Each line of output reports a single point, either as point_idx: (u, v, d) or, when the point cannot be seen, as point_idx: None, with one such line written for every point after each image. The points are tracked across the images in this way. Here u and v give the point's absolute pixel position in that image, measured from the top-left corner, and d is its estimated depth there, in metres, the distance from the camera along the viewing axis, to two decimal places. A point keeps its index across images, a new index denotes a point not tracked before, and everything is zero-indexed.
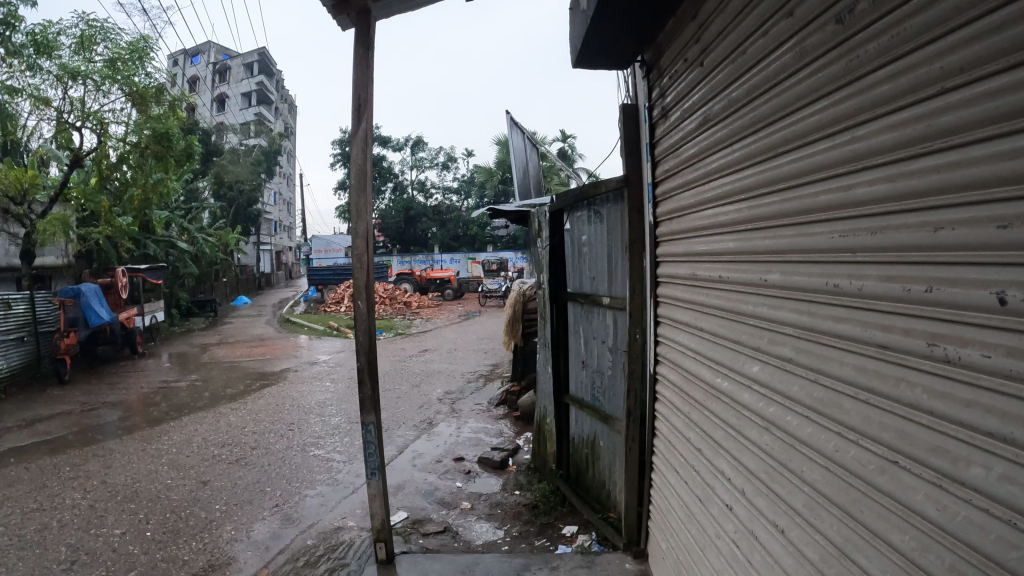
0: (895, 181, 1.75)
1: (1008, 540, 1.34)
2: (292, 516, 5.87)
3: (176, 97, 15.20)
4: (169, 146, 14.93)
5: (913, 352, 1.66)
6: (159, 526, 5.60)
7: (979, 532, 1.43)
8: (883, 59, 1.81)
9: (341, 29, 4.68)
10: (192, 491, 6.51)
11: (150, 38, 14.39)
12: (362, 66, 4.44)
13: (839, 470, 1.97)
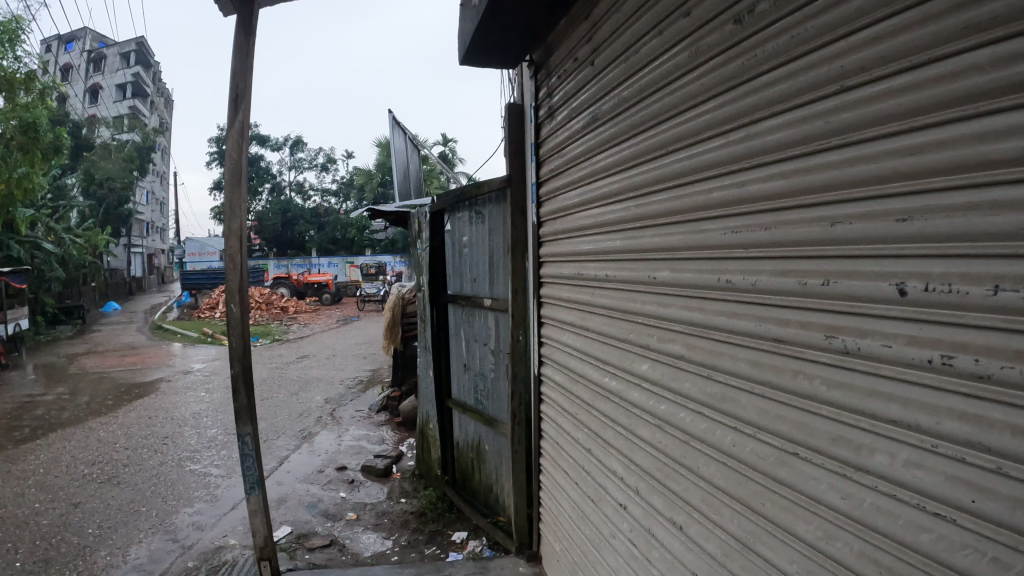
0: (790, 176, 1.75)
1: (919, 524, 1.35)
2: (169, 536, 5.43)
3: (48, 84, 14.02)
4: (37, 138, 13.71)
5: (812, 344, 1.66)
6: (27, 556, 5.04)
7: (886, 518, 1.43)
8: (780, 59, 1.82)
9: (223, 14, 4.36)
10: (61, 514, 5.90)
11: (24, 19, 13.21)
12: (242, 54, 4.14)
13: (737, 464, 1.95)
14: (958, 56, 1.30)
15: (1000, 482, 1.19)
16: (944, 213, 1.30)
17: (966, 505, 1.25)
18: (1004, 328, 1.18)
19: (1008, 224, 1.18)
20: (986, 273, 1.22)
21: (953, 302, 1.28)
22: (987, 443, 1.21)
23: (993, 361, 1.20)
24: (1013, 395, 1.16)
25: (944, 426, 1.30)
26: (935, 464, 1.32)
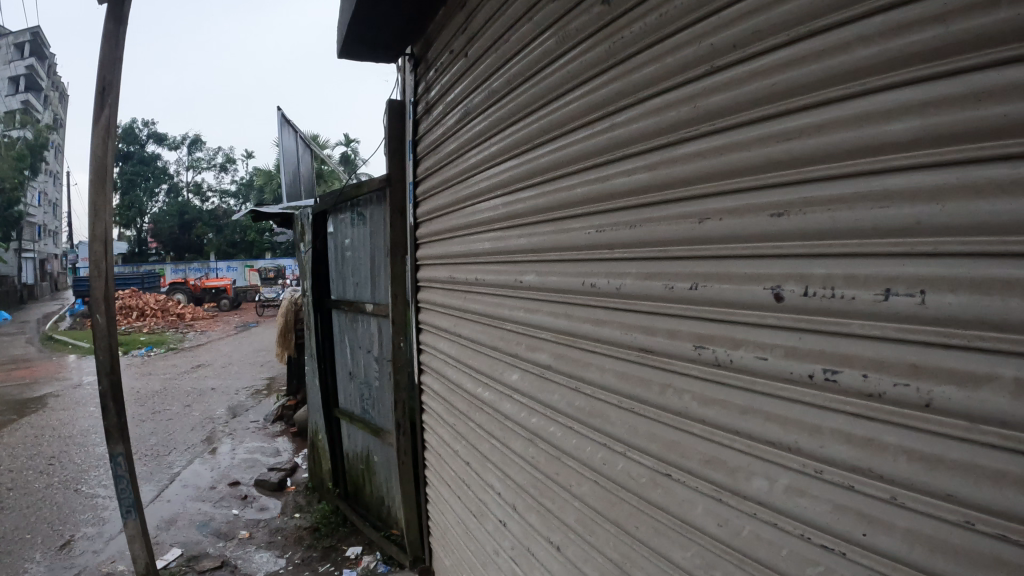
0: (655, 169, 1.62)
1: (805, 557, 1.24)
2: (52, 564, 4.89)
3: None
4: None
5: (680, 356, 1.53)
6: None
7: (767, 548, 1.31)
8: (648, 41, 1.68)
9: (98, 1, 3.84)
10: None
11: None
12: (110, 43, 3.64)
13: (608, 483, 1.81)
14: (838, 29, 1.19)
15: (895, 513, 1.09)
16: (824, 206, 1.20)
17: (856, 538, 1.15)
18: (897, 339, 1.08)
19: (896, 218, 1.07)
20: (873, 273, 1.11)
21: (836, 308, 1.17)
22: (879, 469, 1.11)
23: (884, 378, 1.10)
24: (910, 414, 1.07)
25: (829, 449, 1.19)
26: (820, 491, 1.21)
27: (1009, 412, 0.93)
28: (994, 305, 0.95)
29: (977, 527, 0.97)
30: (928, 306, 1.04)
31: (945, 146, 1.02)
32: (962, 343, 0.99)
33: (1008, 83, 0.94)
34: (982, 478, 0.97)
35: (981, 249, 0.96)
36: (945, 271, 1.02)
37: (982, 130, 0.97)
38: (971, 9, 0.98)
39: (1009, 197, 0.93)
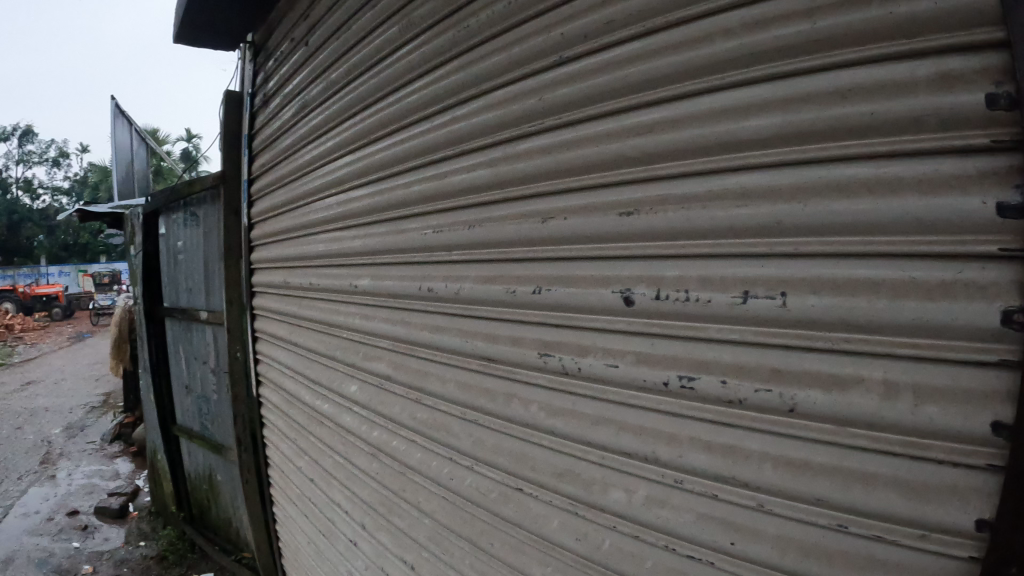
0: (498, 164, 1.48)
1: (669, 569, 1.14)
2: None
3: None
4: None
5: (523, 364, 1.39)
6: None
7: (631, 562, 1.20)
8: (494, 28, 1.53)
9: None
10: None
11: None
12: None
13: (458, 498, 1.58)
14: (698, 22, 1.12)
15: (764, 521, 1.03)
16: (678, 205, 1.12)
17: (724, 547, 1.07)
18: (757, 343, 1.02)
19: (758, 218, 1.02)
20: (730, 274, 1.05)
21: (689, 312, 1.10)
22: (743, 478, 1.04)
23: (744, 383, 1.04)
24: (774, 419, 1.01)
25: (688, 459, 1.11)
26: (682, 501, 1.13)
27: (878, 415, 0.91)
28: (861, 306, 0.91)
29: (849, 530, 0.94)
30: (790, 309, 0.98)
31: (806, 143, 0.98)
32: (828, 346, 0.95)
33: (875, 82, 0.91)
34: (853, 481, 0.93)
35: (846, 249, 0.93)
36: (807, 272, 0.97)
37: (847, 130, 0.94)
38: (837, 7, 0.94)
39: (874, 197, 0.90)
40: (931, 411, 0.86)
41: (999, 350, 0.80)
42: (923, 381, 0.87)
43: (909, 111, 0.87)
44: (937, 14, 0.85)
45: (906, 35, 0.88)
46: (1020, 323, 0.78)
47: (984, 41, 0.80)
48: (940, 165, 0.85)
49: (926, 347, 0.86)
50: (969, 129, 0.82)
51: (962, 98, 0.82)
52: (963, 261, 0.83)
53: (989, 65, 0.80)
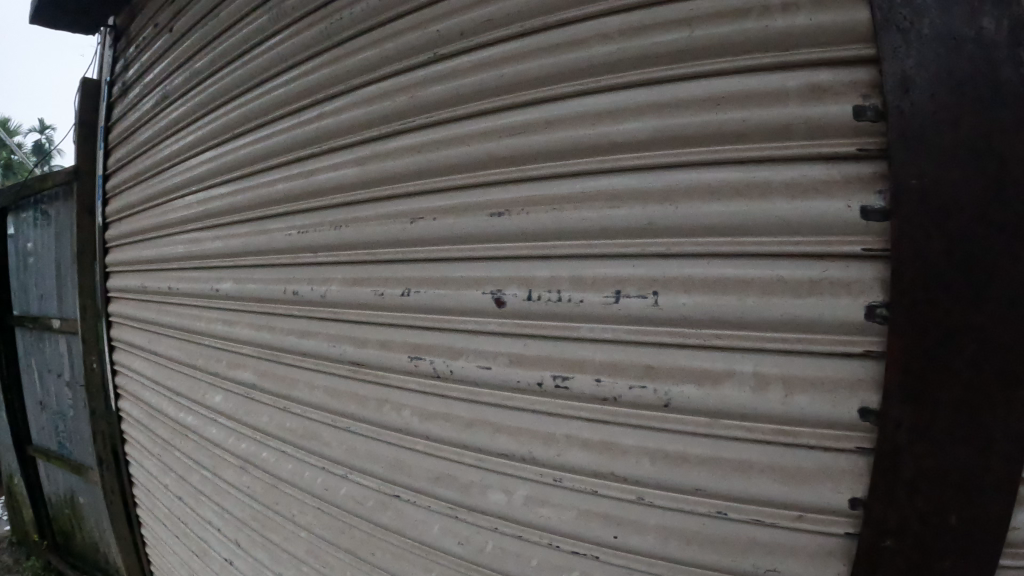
0: (365, 163, 1.39)
1: (555, 566, 1.12)
2: None
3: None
4: None
5: (393, 368, 1.32)
6: None
7: (516, 562, 1.16)
8: (365, 23, 1.43)
9: None
10: None
11: None
12: None
13: (333, 510, 1.48)
14: (578, 25, 1.10)
15: (645, 513, 1.04)
16: (551, 206, 1.11)
17: (607, 541, 1.07)
18: (630, 341, 1.03)
19: (631, 219, 1.03)
20: (603, 276, 1.05)
21: (562, 312, 1.09)
22: (622, 472, 1.04)
23: (619, 381, 1.04)
24: (650, 416, 1.02)
25: (567, 457, 1.09)
26: (562, 498, 1.11)
27: (750, 405, 0.94)
28: (731, 303, 0.95)
29: (728, 515, 0.97)
30: (661, 308, 1.00)
31: (676, 148, 1.01)
32: (700, 342, 0.97)
33: (745, 90, 0.96)
34: (730, 470, 0.97)
35: (717, 251, 0.96)
36: (676, 272, 0.99)
37: (719, 134, 0.98)
38: (713, 17, 0.98)
39: (744, 201, 0.94)
40: (802, 400, 0.91)
41: (865, 342, 0.87)
42: (793, 372, 0.92)
43: (779, 118, 0.93)
44: (809, 31, 0.91)
45: (779, 49, 0.94)
46: (880, 316, 0.85)
47: (854, 55, 0.88)
48: (806, 170, 0.91)
49: (795, 340, 0.91)
50: (835, 137, 0.90)
51: (831, 108, 0.89)
52: (827, 261, 0.90)
53: (856, 77, 0.88)
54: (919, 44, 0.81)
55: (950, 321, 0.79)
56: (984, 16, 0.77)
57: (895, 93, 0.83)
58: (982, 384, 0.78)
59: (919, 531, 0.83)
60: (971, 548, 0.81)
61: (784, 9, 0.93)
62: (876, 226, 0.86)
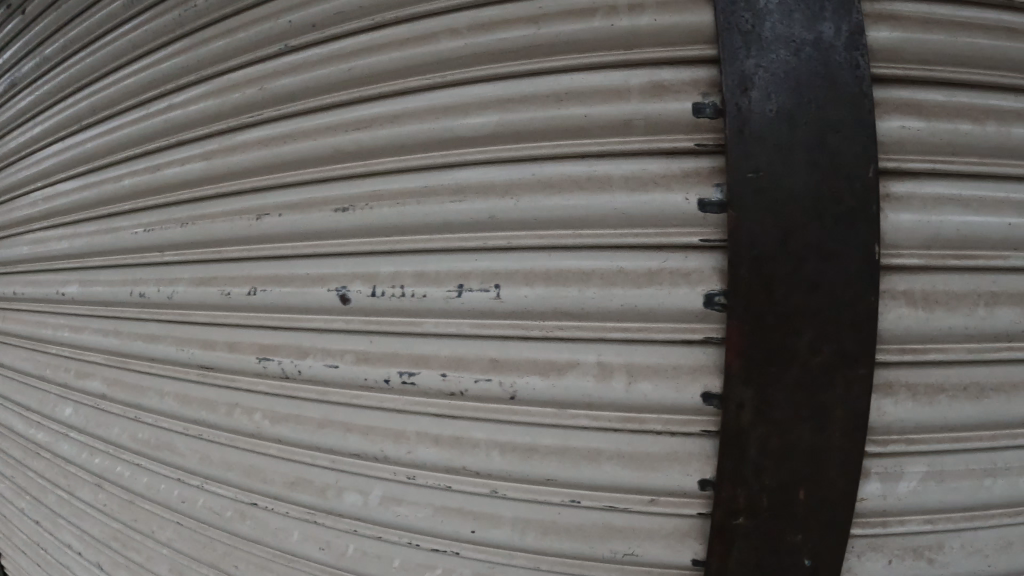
0: (211, 158, 1.33)
1: (418, 564, 1.19)
2: None
3: None
4: None
5: (242, 370, 1.28)
6: None
7: (377, 563, 1.22)
8: (218, 13, 1.37)
9: None
10: None
11: None
12: None
13: (192, 522, 1.46)
14: (429, 21, 1.13)
15: (499, 505, 1.11)
16: (394, 201, 1.10)
17: (466, 535, 1.13)
18: (474, 335, 1.04)
19: (471, 211, 1.04)
20: (447, 270, 1.05)
21: (405, 308, 1.09)
22: (474, 466, 1.08)
23: (465, 375, 1.05)
24: (495, 408, 1.05)
25: (418, 454, 1.12)
26: (418, 496, 1.16)
27: (594, 395, 1.00)
28: (573, 295, 0.99)
29: (582, 503, 1.05)
30: (503, 300, 1.02)
31: (522, 142, 1.04)
32: (542, 334, 1.01)
33: (588, 87, 1.02)
34: (579, 459, 1.04)
35: (557, 242, 1.00)
36: (517, 266, 1.02)
37: (561, 130, 1.02)
38: (559, 15, 1.05)
39: (586, 192, 0.99)
40: (645, 388, 0.99)
41: (705, 330, 0.97)
42: (636, 361, 0.99)
43: (622, 114, 1.00)
44: (655, 29, 1.02)
45: (626, 46, 1.03)
46: (718, 304, 0.96)
47: (696, 56, 1.00)
48: (647, 164, 0.99)
49: (636, 329, 0.98)
50: (675, 133, 1.00)
51: (672, 105, 1.00)
52: (667, 251, 0.98)
53: (698, 78, 1.00)
54: (759, 50, 0.96)
55: (792, 288, 0.95)
56: (817, 28, 0.97)
57: (734, 91, 0.96)
58: (822, 338, 0.96)
59: (775, 471, 0.99)
60: (818, 475, 1.00)
61: (630, 11, 1.03)
62: (713, 217, 0.97)
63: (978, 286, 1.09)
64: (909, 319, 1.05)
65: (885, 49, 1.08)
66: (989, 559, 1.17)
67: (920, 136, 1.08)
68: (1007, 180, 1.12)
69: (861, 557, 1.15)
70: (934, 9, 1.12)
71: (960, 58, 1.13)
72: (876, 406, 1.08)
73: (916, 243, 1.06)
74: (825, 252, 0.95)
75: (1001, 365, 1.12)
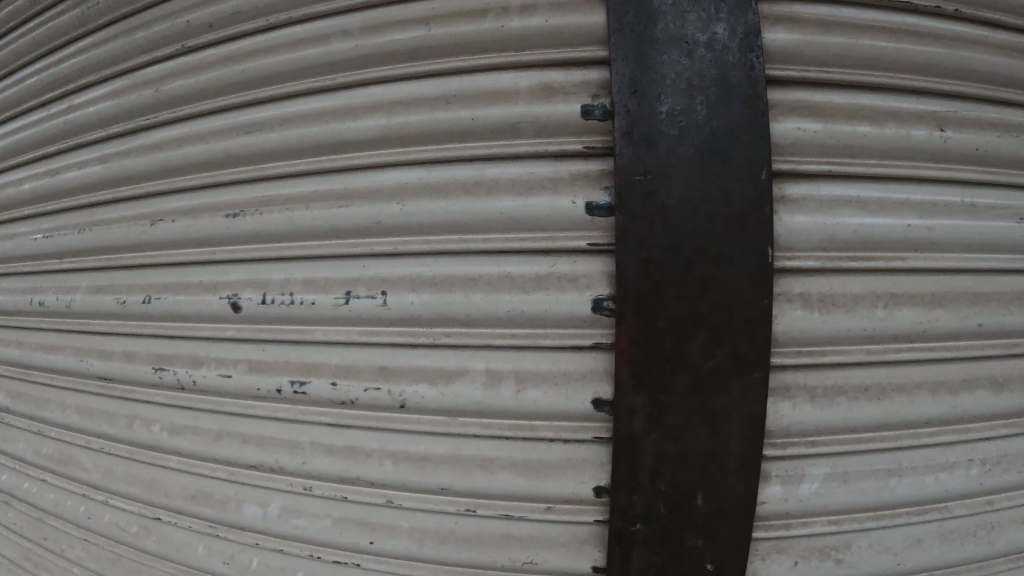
0: (107, 161, 1.30)
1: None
2: None
3: None
4: None
5: (140, 382, 1.25)
6: None
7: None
8: (117, 13, 1.33)
9: None
10: None
11: None
12: None
13: (97, 538, 1.40)
14: (321, 22, 1.10)
15: (397, 515, 1.09)
16: (283, 206, 1.09)
17: (364, 547, 1.11)
18: (363, 342, 1.04)
19: (357, 217, 1.03)
20: (333, 277, 1.05)
21: (296, 316, 1.08)
22: (368, 476, 1.07)
23: (353, 384, 1.05)
24: (385, 417, 1.04)
25: (313, 464, 1.10)
26: (317, 507, 1.14)
27: (484, 403, 0.99)
28: (458, 301, 0.99)
29: (478, 512, 1.04)
30: (390, 308, 1.01)
31: (410, 146, 1.03)
32: (429, 341, 1.01)
33: (475, 89, 1.01)
34: (472, 468, 1.03)
35: (442, 248, 0.99)
36: (405, 271, 1.01)
37: (448, 134, 1.02)
38: (449, 17, 1.03)
39: (472, 197, 0.98)
40: (534, 395, 0.98)
41: (593, 335, 0.97)
42: (524, 368, 0.98)
43: (509, 116, 0.99)
44: (545, 30, 1.00)
45: (517, 48, 1.02)
46: (605, 308, 0.95)
47: (587, 57, 0.99)
48: (534, 167, 0.98)
49: (523, 336, 0.98)
50: (564, 135, 0.98)
51: (561, 106, 0.98)
52: (554, 256, 0.97)
53: (588, 80, 0.99)
54: (649, 50, 0.95)
55: (682, 292, 0.93)
56: (711, 29, 0.96)
57: (623, 93, 0.95)
58: (714, 341, 0.94)
59: (671, 478, 0.98)
60: (717, 480, 0.99)
61: (520, 11, 1.01)
62: (601, 221, 0.96)
63: (877, 287, 1.06)
64: (805, 323, 1.02)
65: (781, 51, 1.05)
66: (898, 558, 1.15)
67: (816, 137, 1.04)
68: (907, 180, 1.10)
69: (766, 560, 1.10)
70: (834, 10, 1.09)
71: (863, 61, 1.09)
72: (773, 409, 1.04)
73: (811, 245, 1.03)
74: (715, 256, 0.93)
75: (902, 366, 1.10)
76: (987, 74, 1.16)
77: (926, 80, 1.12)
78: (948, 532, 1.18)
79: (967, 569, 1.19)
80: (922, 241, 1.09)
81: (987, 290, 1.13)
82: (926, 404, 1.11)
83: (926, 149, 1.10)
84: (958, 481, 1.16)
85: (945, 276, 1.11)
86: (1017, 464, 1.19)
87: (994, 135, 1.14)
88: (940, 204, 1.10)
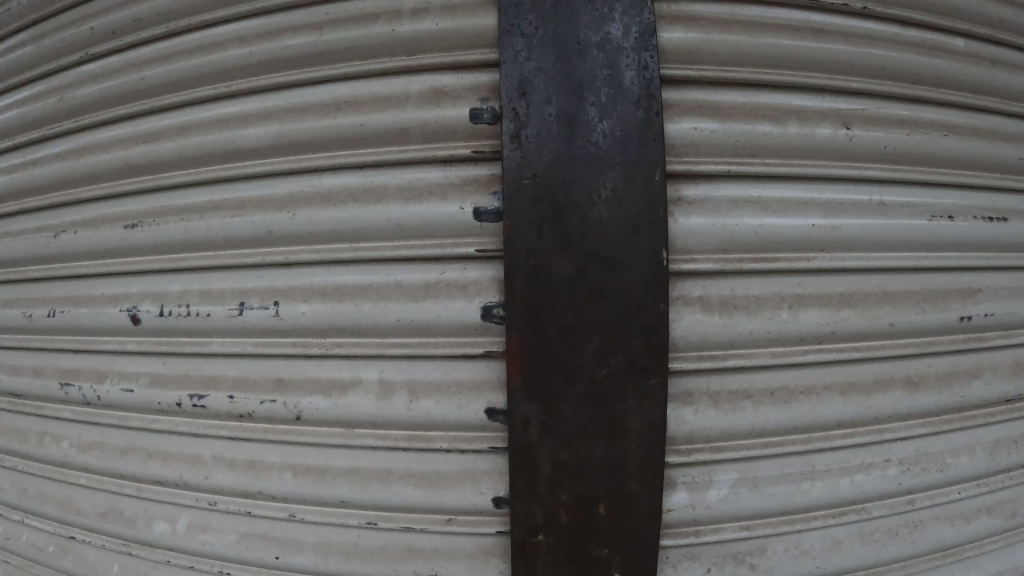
0: (14, 171, 1.28)
1: None
2: None
3: None
4: None
5: (48, 398, 1.23)
6: None
7: None
8: (22, 20, 1.29)
9: None
10: None
11: None
12: None
13: (15, 560, 1.35)
14: (218, 27, 1.08)
15: (301, 529, 1.07)
16: (180, 216, 1.07)
17: (271, 562, 1.08)
18: (257, 354, 1.03)
19: (251, 226, 1.03)
20: (228, 288, 1.04)
21: (192, 328, 1.06)
22: (269, 490, 1.05)
23: (250, 397, 1.04)
24: (283, 429, 1.03)
25: (215, 478, 1.08)
26: (223, 522, 1.10)
27: (378, 414, 0.99)
28: (350, 310, 0.98)
29: (379, 525, 1.02)
30: (282, 318, 1.01)
31: (302, 153, 1.02)
32: (322, 352, 1.00)
33: (366, 95, 1.00)
34: (370, 479, 1.01)
35: (334, 256, 0.99)
36: (299, 281, 1.01)
37: (339, 140, 1.00)
38: (341, 21, 1.01)
39: (362, 205, 0.98)
40: (426, 405, 0.97)
41: (484, 343, 0.96)
42: (416, 378, 0.97)
43: (398, 122, 0.98)
44: (436, 34, 0.99)
45: (406, 52, 1.00)
46: (495, 316, 0.94)
47: (475, 60, 0.97)
48: (423, 174, 0.97)
49: (415, 345, 0.97)
50: (452, 140, 0.97)
51: (449, 111, 0.97)
52: (444, 264, 0.96)
53: (475, 83, 0.97)
54: (539, 51, 0.93)
55: (573, 298, 0.91)
56: (604, 29, 0.93)
57: (512, 96, 0.92)
58: (608, 348, 0.92)
59: (571, 488, 0.95)
60: (619, 488, 0.96)
61: (408, 15, 0.99)
62: (489, 226, 0.94)
63: (782, 289, 1.04)
64: (703, 326, 1.01)
65: (677, 51, 1.03)
66: (817, 561, 1.12)
67: (714, 138, 1.03)
68: (812, 179, 1.07)
69: (676, 568, 1.08)
70: (735, 9, 1.07)
71: (766, 59, 1.07)
72: (674, 415, 1.03)
73: (710, 248, 1.02)
74: (606, 260, 0.91)
75: (811, 369, 1.07)
76: (896, 71, 1.13)
77: (831, 77, 1.09)
78: (868, 533, 1.14)
79: (892, 569, 1.15)
80: (827, 241, 1.06)
81: (898, 290, 1.10)
82: (837, 406, 1.08)
83: (832, 148, 1.08)
84: (875, 481, 1.12)
85: (855, 276, 1.08)
86: (936, 463, 1.15)
87: (902, 133, 1.12)
88: (849, 203, 1.07)
